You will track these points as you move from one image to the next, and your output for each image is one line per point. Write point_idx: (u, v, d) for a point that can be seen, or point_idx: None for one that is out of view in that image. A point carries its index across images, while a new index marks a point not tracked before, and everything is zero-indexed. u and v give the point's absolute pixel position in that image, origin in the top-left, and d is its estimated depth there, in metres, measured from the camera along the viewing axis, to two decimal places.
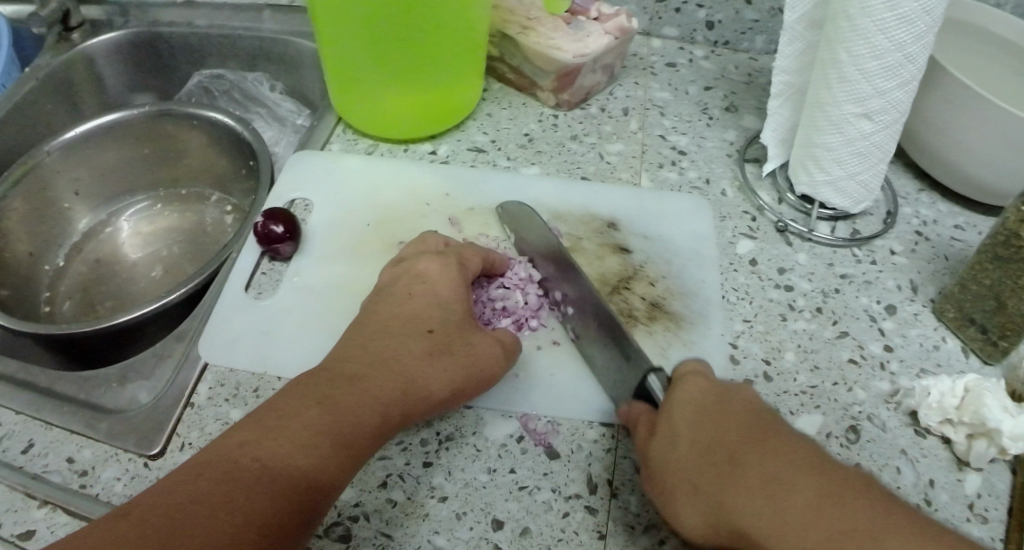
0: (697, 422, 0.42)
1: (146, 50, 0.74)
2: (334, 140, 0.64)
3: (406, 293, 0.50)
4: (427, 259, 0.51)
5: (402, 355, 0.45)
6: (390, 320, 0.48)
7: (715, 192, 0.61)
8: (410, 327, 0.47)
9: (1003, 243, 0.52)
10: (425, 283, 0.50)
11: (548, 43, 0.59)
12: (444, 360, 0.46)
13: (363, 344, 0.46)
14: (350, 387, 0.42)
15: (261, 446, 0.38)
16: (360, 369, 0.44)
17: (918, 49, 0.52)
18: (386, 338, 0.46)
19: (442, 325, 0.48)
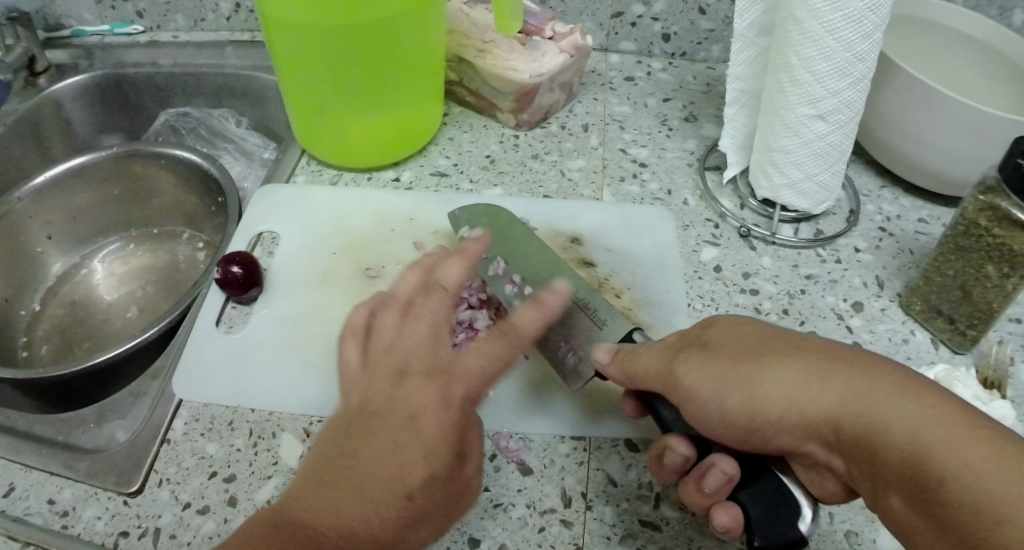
0: (732, 339, 0.41)
1: (112, 91, 0.75)
2: (298, 172, 0.65)
3: (391, 442, 0.38)
4: (425, 393, 0.40)
5: (370, 526, 0.36)
6: (362, 477, 0.37)
7: (676, 203, 0.62)
8: (388, 488, 0.37)
9: (964, 233, 0.54)
10: (402, 347, 0.43)
11: (504, 64, 0.61)
12: (420, 523, 0.38)
13: (337, 491, 0.37)
14: (372, 447, 0.38)
15: (303, 530, 0.35)
16: (323, 537, 0.35)
17: (867, 48, 0.53)
18: (365, 468, 0.37)
19: (426, 487, 0.38)
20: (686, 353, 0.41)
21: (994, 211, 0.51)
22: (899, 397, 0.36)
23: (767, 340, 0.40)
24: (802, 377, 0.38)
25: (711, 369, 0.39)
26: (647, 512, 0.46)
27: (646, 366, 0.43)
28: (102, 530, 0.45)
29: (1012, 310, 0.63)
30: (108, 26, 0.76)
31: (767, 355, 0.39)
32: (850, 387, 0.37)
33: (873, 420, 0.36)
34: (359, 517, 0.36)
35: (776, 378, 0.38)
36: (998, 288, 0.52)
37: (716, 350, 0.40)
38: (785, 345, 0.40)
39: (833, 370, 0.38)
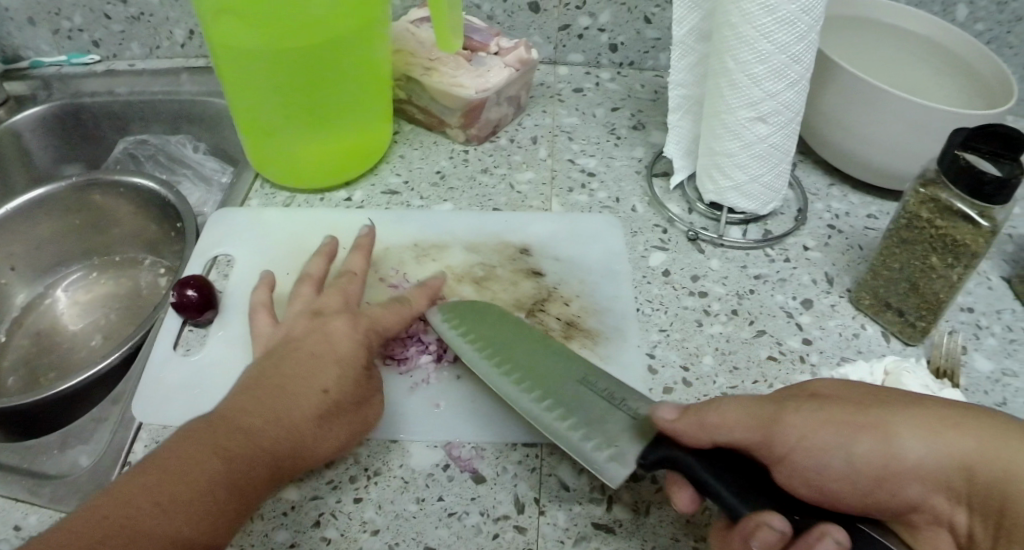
0: (841, 404, 0.39)
1: (71, 121, 0.76)
2: (252, 196, 0.65)
3: (309, 354, 0.46)
4: (338, 319, 0.49)
5: (293, 419, 0.43)
6: (283, 378, 0.45)
7: (625, 210, 0.63)
8: (307, 385, 0.44)
9: (906, 225, 0.55)
10: (326, 304, 0.50)
11: (451, 81, 0.62)
12: (336, 421, 0.45)
13: (265, 394, 0.43)
14: (302, 364, 0.45)
15: (236, 419, 0.42)
16: (253, 426, 0.42)
17: (801, 49, 0.55)
18: (288, 378, 0.45)
19: (338, 386, 0.45)
20: (827, 412, 0.39)
21: (935, 203, 0.53)
22: (992, 446, 0.37)
23: (867, 399, 0.40)
24: (925, 433, 0.38)
25: (834, 434, 0.39)
26: (600, 515, 0.48)
27: (805, 426, 0.39)
28: None
29: (961, 300, 0.65)
30: (64, 57, 0.76)
31: (886, 418, 0.39)
32: (967, 441, 0.38)
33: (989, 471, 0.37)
34: (284, 417, 0.43)
35: (906, 434, 0.38)
36: (945, 279, 0.54)
37: (840, 411, 0.39)
38: (899, 399, 0.40)
39: (948, 427, 0.38)
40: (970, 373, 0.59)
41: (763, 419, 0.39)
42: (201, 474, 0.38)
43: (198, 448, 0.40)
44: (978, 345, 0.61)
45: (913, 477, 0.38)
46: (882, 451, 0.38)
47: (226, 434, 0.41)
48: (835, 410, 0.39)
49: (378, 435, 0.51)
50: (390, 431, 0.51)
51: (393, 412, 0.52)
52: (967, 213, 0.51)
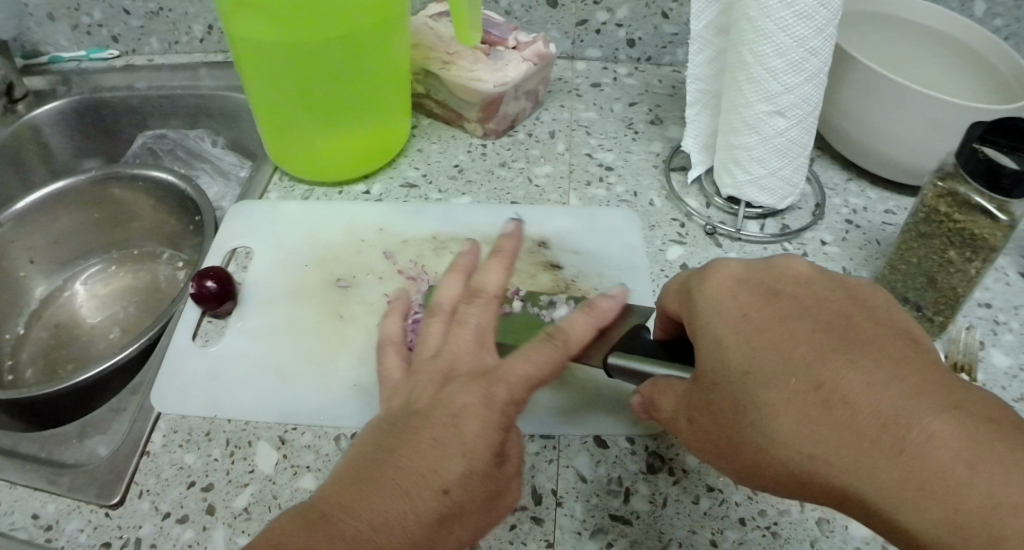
0: (745, 332, 0.35)
1: (91, 116, 0.77)
2: (271, 189, 0.66)
3: (432, 431, 0.37)
4: (468, 392, 0.39)
5: (404, 519, 0.34)
6: (403, 460, 0.36)
7: (643, 204, 0.63)
8: (423, 475, 0.35)
9: (924, 220, 0.55)
10: (460, 419, 0.38)
11: (469, 75, 0.62)
12: (454, 530, 0.36)
13: (347, 510, 0.34)
14: (412, 441, 0.37)
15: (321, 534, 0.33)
16: (347, 530, 0.33)
17: (820, 43, 0.55)
18: (380, 497, 0.35)
19: (462, 484, 0.36)
20: (736, 383, 0.34)
21: (953, 197, 0.53)
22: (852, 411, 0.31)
23: (787, 317, 0.35)
24: (780, 425, 0.32)
25: (805, 443, 0.32)
26: (617, 507, 0.47)
27: (717, 379, 0.35)
28: (84, 542, 0.46)
29: (980, 295, 0.64)
30: (84, 51, 0.77)
31: (855, 408, 0.31)
32: (820, 417, 0.32)
33: (851, 452, 0.31)
34: (393, 515, 0.34)
35: (763, 433, 0.33)
36: (963, 273, 0.55)
37: (772, 395, 0.33)
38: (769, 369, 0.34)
39: (927, 413, 0.30)
40: (989, 368, 0.59)
41: (687, 404, 0.38)
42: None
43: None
44: (997, 341, 0.61)
45: (909, 499, 0.29)
46: (858, 459, 0.30)
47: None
48: (747, 348, 0.34)
49: None
50: None
51: None
52: (984, 206, 0.51)
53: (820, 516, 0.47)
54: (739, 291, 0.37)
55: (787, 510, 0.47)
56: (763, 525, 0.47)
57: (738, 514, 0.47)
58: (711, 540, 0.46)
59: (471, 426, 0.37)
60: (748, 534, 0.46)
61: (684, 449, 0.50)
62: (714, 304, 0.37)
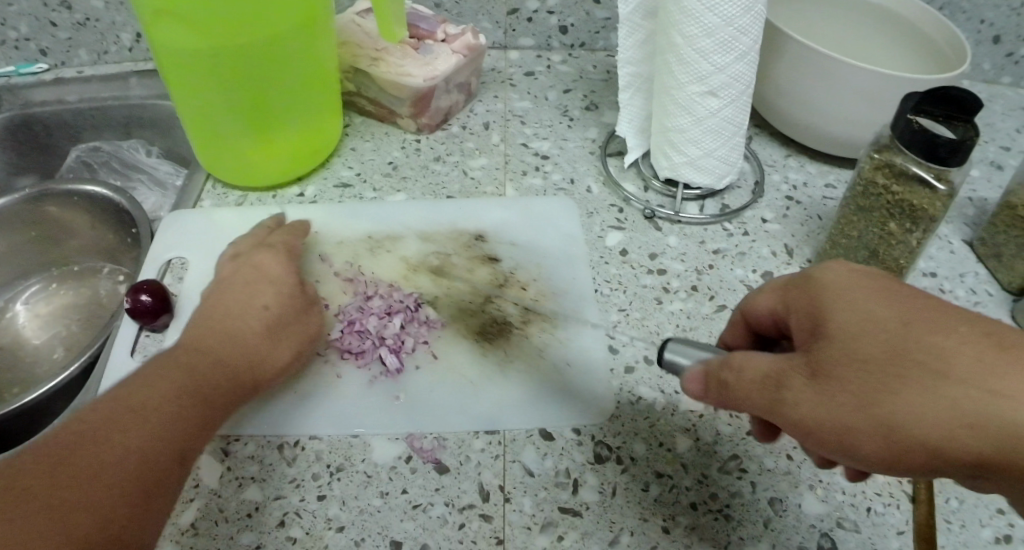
0: (888, 315, 0.33)
1: (21, 133, 0.75)
2: (205, 197, 0.65)
3: (247, 279, 0.51)
4: (265, 288, 0.50)
5: (243, 334, 0.47)
6: (229, 305, 0.49)
7: (580, 191, 0.63)
8: (251, 307, 0.49)
9: (863, 193, 0.56)
10: (254, 289, 0.50)
11: (398, 70, 0.62)
12: (288, 341, 0.49)
13: (207, 339, 0.47)
14: (223, 328, 0.47)
15: (147, 395, 0.40)
16: (209, 346, 0.46)
17: (749, 22, 0.55)
18: (229, 326, 0.48)
19: (280, 305, 0.50)
20: (1001, 358, 0.30)
21: (891, 169, 0.54)
22: (988, 372, 0.30)
23: (947, 314, 0.33)
24: (922, 391, 0.31)
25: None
26: (565, 499, 0.48)
27: (850, 355, 0.33)
28: None
29: (924, 265, 0.65)
30: (13, 67, 0.73)
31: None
32: (928, 371, 0.31)
33: (952, 409, 0.30)
34: (210, 370, 0.44)
35: (899, 401, 0.31)
36: (903, 244, 0.55)
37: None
38: (910, 341, 0.32)
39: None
40: None
41: (781, 370, 0.35)
42: (164, 397, 0.41)
43: (156, 375, 0.42)
44: None
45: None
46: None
47: (176, 371, 0.43)
48: (900, 329, 0.32)
49: (341, 430, 0.51)
50: (351, 427, 0.51)
51: (349, 409, 0.52)
52: (922, 176, 0.51)
53: (772, 497, 0.48)
54: (870, 282, 0.35)
55: (738, 492, 0.48)
56: (716, 509, 0.47)
57: (688, 498, 0.48)
58: (662, 527, 0.46)
59: (274, 272, 0.52)
60: (700, 519, 0.47)
61: (630, 436, 0.51)
62: (843, 294, 0.35)
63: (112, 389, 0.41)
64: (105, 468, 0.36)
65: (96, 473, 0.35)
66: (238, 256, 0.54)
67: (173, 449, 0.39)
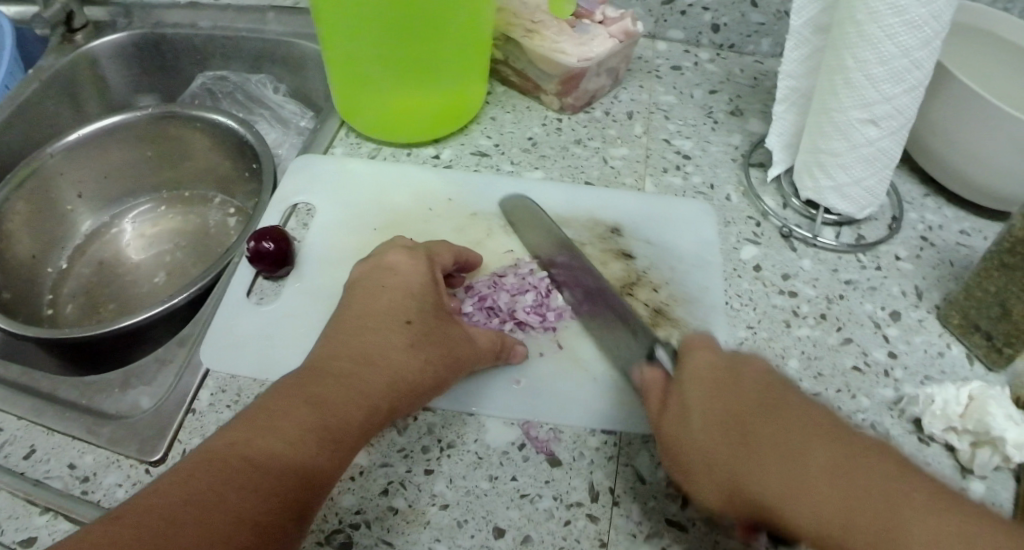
0: (713, 403, 0.41)
1: (149, 51, 0.75)
2: (337, 144, 0.65)
3: (380, 285, 0.49)
4: (401, 298, 0.48)
5: (384, 350, 0.45)
6: (366, 315, 0.47)
7: (719, 198, 0.62)
8: (391, 319, 0.47)
9: (1010, 250, 0.50)
10: (386, 294, 0.48)
11: (552, 47, 0.60)
12: (426, 354, 0.46)
13: (343, 358, 0.45)
14: (352, 336, 0.46)
15: (281, 410, 0.41)
16: (345, 367, 0.44)
17: (926, 55, 0.51)
18: (368, 343, 0.45)
19: (421, 316, 0.47)
20: (749, 440, 0.39)
21: None
22: (797, 484, 0.36)
23: (754, 400, 0.40)
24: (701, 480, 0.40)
25: (821, 472, 0.36)
26: (674, 512, 0.45)
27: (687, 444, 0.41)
28: (123, 498, 0.45)
29: None
30: None
31: (869, 490, 0.35)
32: (725, 480, 0.39)
33: (719, 460, 0.39)
34: (342, 392, 0.42)
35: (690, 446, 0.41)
36: None
37: (772, 477, 0.37)
38: (700, 436, 0.40)
39: (941, 511, 0.34)
40: None
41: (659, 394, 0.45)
42: (292, 436, 0.39)
43: (287, 407, 0.41)
44: None
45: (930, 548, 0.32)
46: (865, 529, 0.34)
47: (302, 408, 0.41)
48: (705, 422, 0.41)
49: (457, 406, 0.50)
50: (467, 404, 0.50)
51: (471, 386, 0.51)
52: None
53: None
54: (720, 361, 0.43)
55: None
56: None
57: None
58: None
59: (409, 275, 0.49)
60: None
61: None
62: (692, 376, 0.43)
63: (240, 415, 0.41)
64: (220, 517, 0.35)
65: (213, 528, 0.35)
66: (369, 258, 0.52)
67: (295, 497, 0.38)
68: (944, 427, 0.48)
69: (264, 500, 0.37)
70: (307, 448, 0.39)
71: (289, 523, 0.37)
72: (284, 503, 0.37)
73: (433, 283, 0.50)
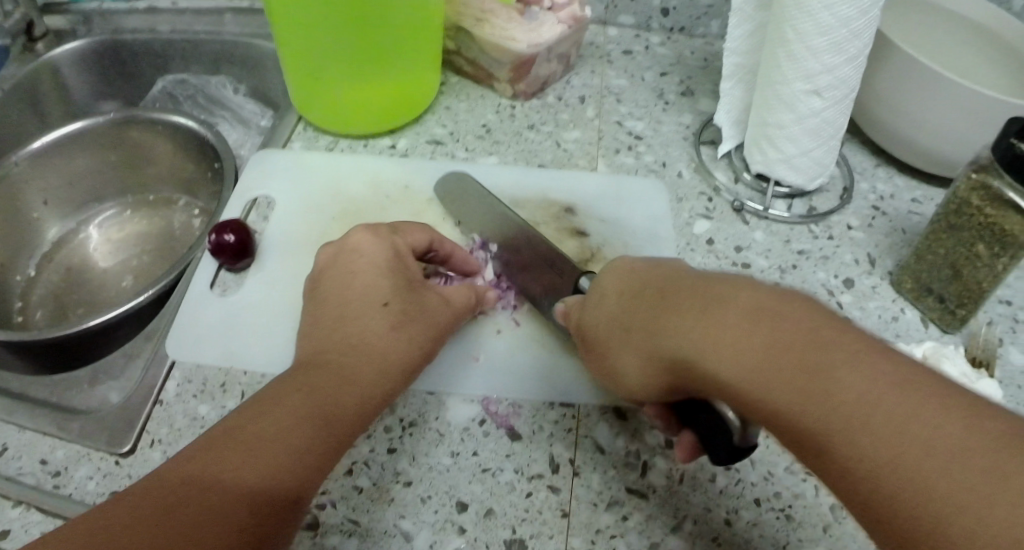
0: (626, 304, 0.40)
1: (109, 58, 0.76)
2: (294, 138, 0.66)
3: (350, 271, 0.49)
4: (373, 282, 0.48)
5: (367, 336, 0.45)
6: (344, 303, 0.47)
7: (671, 175, 0.63)
8: (368, 302, 0.47)
9: (955, 212, 0.52)
10: (357, 279, 0.48)
11: (502, 34, 0.62)
12: (409, 333, 0.46)
13: (331, 348, 0.45)
14: (334, 325, 0.46)
15: (265, 408, 0.40)
16: (332, 357, 0.44)
17: (863, 24, 0.52)
18: (351, 331, 0.45)
19: (397, 296, 0.47)
20: (667, 312, 0.36)
21: (986, 190, 0.49)
22: (759, 314, 0.33)
23: (688, 290, 0.37)
24: (667, 318, 0.36)
25: (745, 311, 0.33)
26: (634, 480, 0.46)
27: (609, 319, 0.41)
28: (94, 489, 0.46)
29: (1000, 292, 0.59)
30: None
31: (796, 336, 0.31)
32: (694, 303, 0.35)
33: (719, 336, 0.33)
34: (324, 383, 0.42)
35: (643, 309, 0.38)
36: (989, 268, 0.51)
37: (692, 324, 0.34)
38: (684, 279, 0.38)
39: (870, 353, 0.30)
40: None
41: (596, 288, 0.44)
42: (283, 422, 0.39)
43: (275, 400, 0.41)
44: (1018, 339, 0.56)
45: (863, 406, 0.29)
46: (789, 368, 0.31)
47: (291, 401, 0.41)
48: (629, 307, 0.40)
49: (417, 385, 0.51)
50: (427, 383, 0.51)
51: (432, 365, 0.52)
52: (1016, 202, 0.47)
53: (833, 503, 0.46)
54: (639, 269, 0.42)
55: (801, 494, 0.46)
56: (778, 507, 0.45)
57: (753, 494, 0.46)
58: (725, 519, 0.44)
59: (376, 256, 0.49)
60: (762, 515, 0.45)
61: None
62: (608, 278, 0.43)
63: (233, 410, 0.41)
64: (217, 503, 0.35)
65: (207, 510, 0.35)
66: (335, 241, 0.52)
67: (290, 483, 0.38)
68: None
69: (255, 501, 0.36)
70: (296, 442, 0.39)
71: (283, 507, 0.37)
72: (275, 499, 0.37)
73: (403, 263, 0.50)
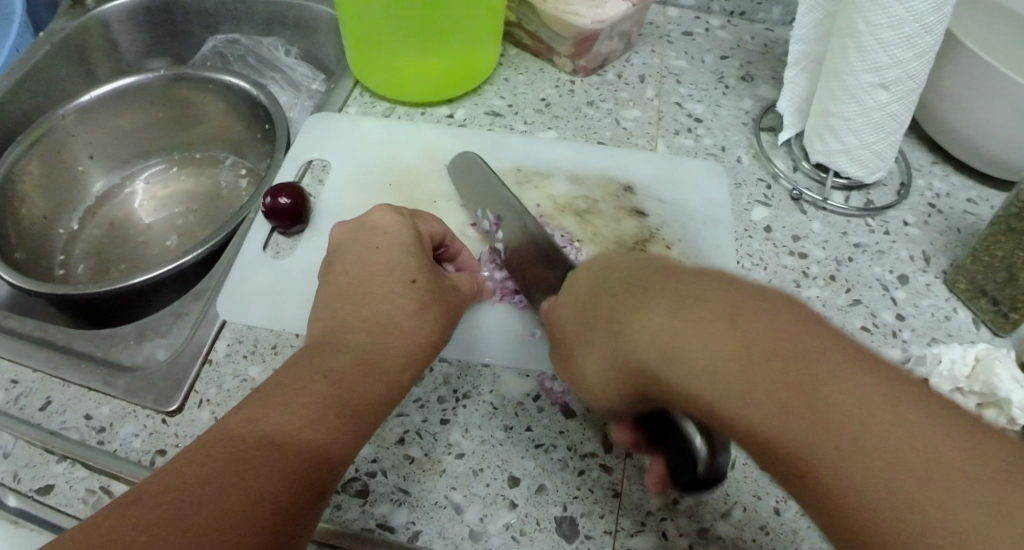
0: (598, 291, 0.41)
1: (161, 15, 0.76)
2: (350, 104, 0.65)
3: (372, 246, 0.48)
4: (392, 257, 0.48)
5: (394, 314, 0.45)
6: (365, 278, 0.47)
7: (729, 159, 0.62)
8: (393, 279, 0.46)
9: (1017, 214, 0.50)
10: (382, 254, 0.48)
11: (566, 8, 0.61)
12: (431, 315, 0.46)
13: (346, 327, 0.44)
14: (358, 302, 0.45)
15: (284, 396, 0.39)
16: (355, 337, 0.43)
17: (937, 20, 0.51)
18: (370, 306, 0.45)
19: (422, 274, 0.47)
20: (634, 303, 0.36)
21: None
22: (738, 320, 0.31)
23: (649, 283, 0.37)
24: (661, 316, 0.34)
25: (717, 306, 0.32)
26: None
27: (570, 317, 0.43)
28: (139, 447, 0.45)
29: None
30: None
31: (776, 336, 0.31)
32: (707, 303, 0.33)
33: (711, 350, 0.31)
34: (345, 367, 0.41)
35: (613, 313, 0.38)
36: None
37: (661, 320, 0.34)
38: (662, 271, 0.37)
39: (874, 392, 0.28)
40: None
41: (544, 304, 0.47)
42: (306, 419, 0.38)
43: (293, 386, 0.40)
44: None
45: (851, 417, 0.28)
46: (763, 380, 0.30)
47: (317, 380, 0.40)
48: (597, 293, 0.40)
49: (471, 357, 0.50)
50: (481, 356, 0.51)
51: (485, 338, 0.52)
52: None
53: None
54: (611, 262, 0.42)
55: None
56: None
57: None
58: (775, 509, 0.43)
59: (399, 234, 0.49)
60: None
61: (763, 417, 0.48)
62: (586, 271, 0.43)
63: (246, 401, 0.39)
64: (236, 499, 0.33)
65: (232, 500, 0.33)
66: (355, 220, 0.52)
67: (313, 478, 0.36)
68: (950, 387, 0.48)
69: (280, 498, 0.34)
70: (314, 436, 0.37)
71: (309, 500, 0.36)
72: (297, 497, 0.35)
73: (423, 244, 0.50)
